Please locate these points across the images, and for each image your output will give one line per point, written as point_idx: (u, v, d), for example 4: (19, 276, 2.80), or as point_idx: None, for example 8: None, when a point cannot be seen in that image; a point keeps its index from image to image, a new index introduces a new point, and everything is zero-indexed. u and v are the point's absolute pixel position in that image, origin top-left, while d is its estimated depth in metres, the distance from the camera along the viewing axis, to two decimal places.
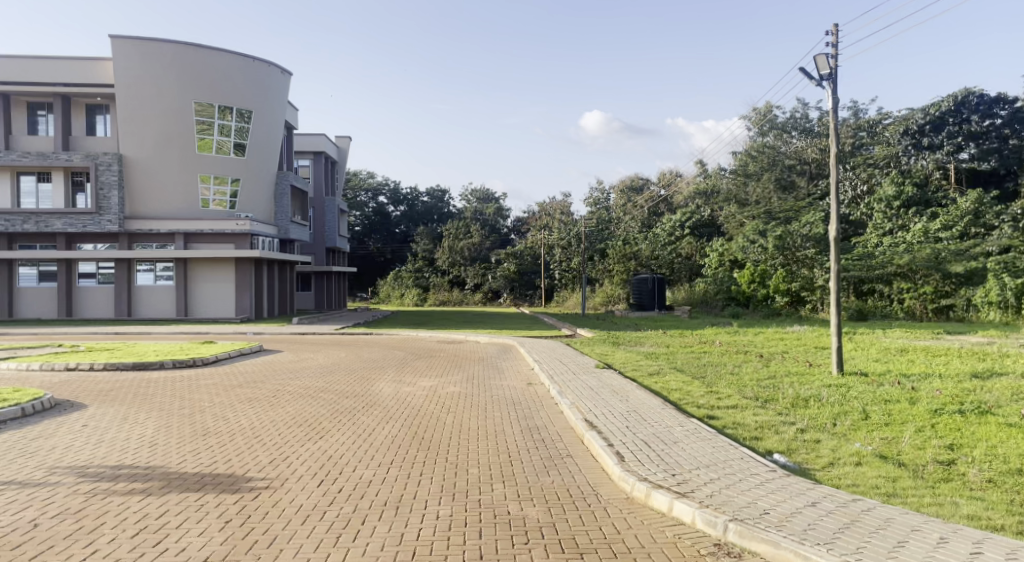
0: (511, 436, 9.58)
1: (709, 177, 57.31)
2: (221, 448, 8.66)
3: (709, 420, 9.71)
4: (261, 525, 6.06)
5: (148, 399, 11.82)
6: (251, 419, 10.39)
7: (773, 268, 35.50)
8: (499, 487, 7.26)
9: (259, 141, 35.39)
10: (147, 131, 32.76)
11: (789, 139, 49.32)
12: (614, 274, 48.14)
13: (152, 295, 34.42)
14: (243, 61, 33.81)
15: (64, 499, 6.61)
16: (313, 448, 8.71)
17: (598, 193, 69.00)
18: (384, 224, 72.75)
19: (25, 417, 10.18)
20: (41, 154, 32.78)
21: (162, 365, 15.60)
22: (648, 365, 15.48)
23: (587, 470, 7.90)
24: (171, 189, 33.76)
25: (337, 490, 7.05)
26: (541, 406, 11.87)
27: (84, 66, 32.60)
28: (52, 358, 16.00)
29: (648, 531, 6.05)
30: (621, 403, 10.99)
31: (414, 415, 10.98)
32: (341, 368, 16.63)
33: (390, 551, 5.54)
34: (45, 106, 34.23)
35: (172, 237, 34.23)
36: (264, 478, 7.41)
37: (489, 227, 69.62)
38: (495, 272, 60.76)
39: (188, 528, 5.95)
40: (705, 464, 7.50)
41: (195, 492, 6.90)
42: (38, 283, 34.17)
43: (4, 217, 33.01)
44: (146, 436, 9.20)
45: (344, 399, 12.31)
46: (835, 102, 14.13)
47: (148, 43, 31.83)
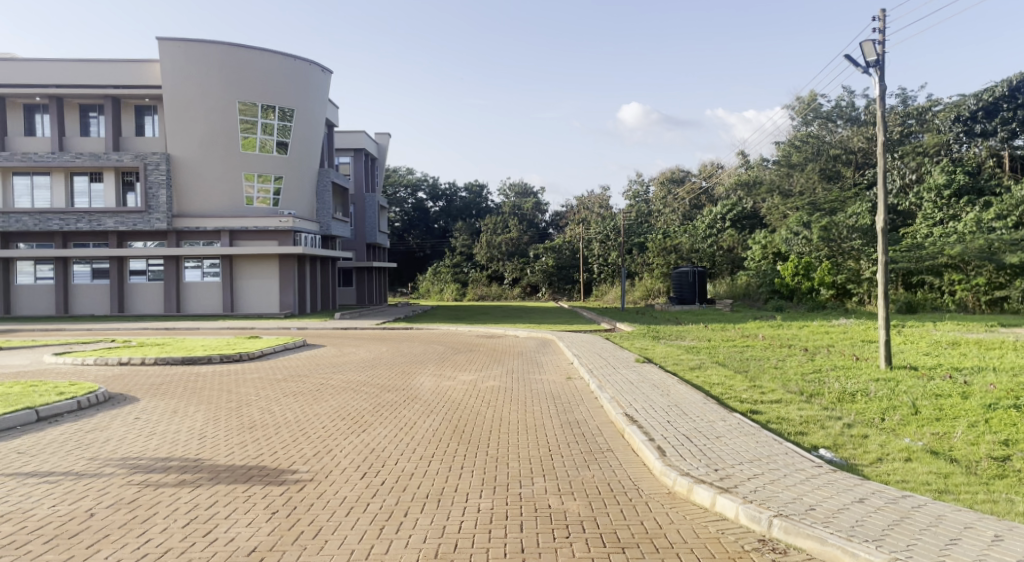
0: (551, 429, 9.63)
1: (752, 169, 56.49)
2: (267, 440, 8.86)
3: (752, 415, 9.55)
4: (307, 516, 6.19)
5: (196, 393, 12.10)
6: (295, 413, 10.58)
7: (818, 260, 34.80)
8: (540, 480, 7.31)
9: (301, 137, 36.01)
10: (193, 129, 33.55)
11: (834, 128, 48.50)
12: (654, 268, 47.44)
13: (200, 291, 35.14)
14: (284, 61, 34.43)
15: (118, 490, 6.83)
16: (356, 441, 8.85)
17: (637, 186, 68.36)
18: (423, 220, 73.46)
19: (80, 410, 10.53)
20: (93, 155, 33.72)
21: (210, 359, 15.97)
22: (689, 359, 15.31)
23: (628, 464, 7.87)
24: (216, 187, 34.55)
25: (380, 482, 7.16)
26: (581, 401, 11.84)
27: (133, 69, 33.51)
28: (106, 353, 16.48)
29: (690, 526, 6.00)
30: (661, 398, 10.86)
31: (454, 409, 11.09)
32: (383, 363, 16.77)
33: (433, 543, 5.60)
34: (96, 108, 35.12)
35: (218, 235, 34.91)
36: (309, 470, 7.56)
37: (528, 222, 70.15)
38: (534, 266, 60.93)
39: (236, 519, 6.10)
40: (748, 459, 7.39)
41: (243, 483, 7.08)
42: (92, 280, 34.96)
43: (59, 216, 33.99)
44: (194, 428, 9.45)
45: (385, 392, 12.49)
46: (882, 88, 13.76)
47: (192, 45, 32.57)
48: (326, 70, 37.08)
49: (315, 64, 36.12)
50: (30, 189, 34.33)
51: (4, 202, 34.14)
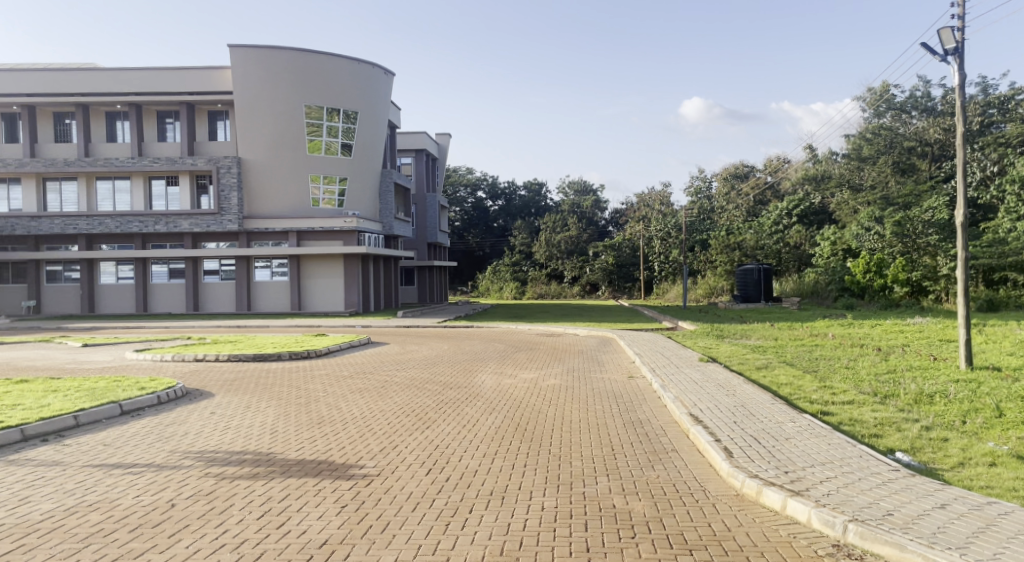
0: (614, 428, 9.56)
1: (820, 163, 54.87)
2: (335, 435, 9.09)
3: (823, 416, 9.32)
4: (375, 511, 6.31)
5: (267, 389, 12.47)
6: (361, 409, 10.83)
7: (891, 257, 33.51)
8: (603, 480, 7.26)
9: (364, 139, 36.77)
10: (262, 133, 34.64)
11: (908, 120, 46.62)
12: (718, 265, 46.67)
13: (270, 290, 36.23)
14: (347, 64, 35.15)
15: (197, 481, 7.12)
16: (420, 437, 8.99)
17: (699, 182, 67.18)
18: (482, 219, 73.95)
19: (160, 404, 11.01)
20: (170, 159, 35.10)
21: (279, 356, 16.45)
22: (756, 358, 15.02)
23: (694, 465, 7.75)
24: (284, 189, 35.59)
25: (445, 479, 7.25)
26: (644, 399, 11.74)
27: (205, 75, 34.72)
28: (182, 350, 17.12)
29: (761, 529, 5.88)
30: (727, 397, 10.68)
31: (516, 407, 11.11)
32: (444, 361, 16.95)
33: (498, 541, 5.65)
34: (172, 114, 36.54)
35: (286, 235, 35.89)
36: (375, 465, 7.72)
37: (587, 219, 69.88)
38: (593, 264, 60.60)
39: (307, 511, 6.29)
40: (820, 461, 7.20)
41: (313, 477, 7.29)
42: (168, 279, 36.38)
43: (138, 219, 35.46)
44: (266, 423, 9.78)
45: (447, 390, 12.64)
46: (961, 77, 13.17)
47: (261, 51, 33.55)
48: (389, 72, 37.71)
49: (378, 67, 36.77)
50: (112, 193, 35.99)
51: (88, 205, 35.85)
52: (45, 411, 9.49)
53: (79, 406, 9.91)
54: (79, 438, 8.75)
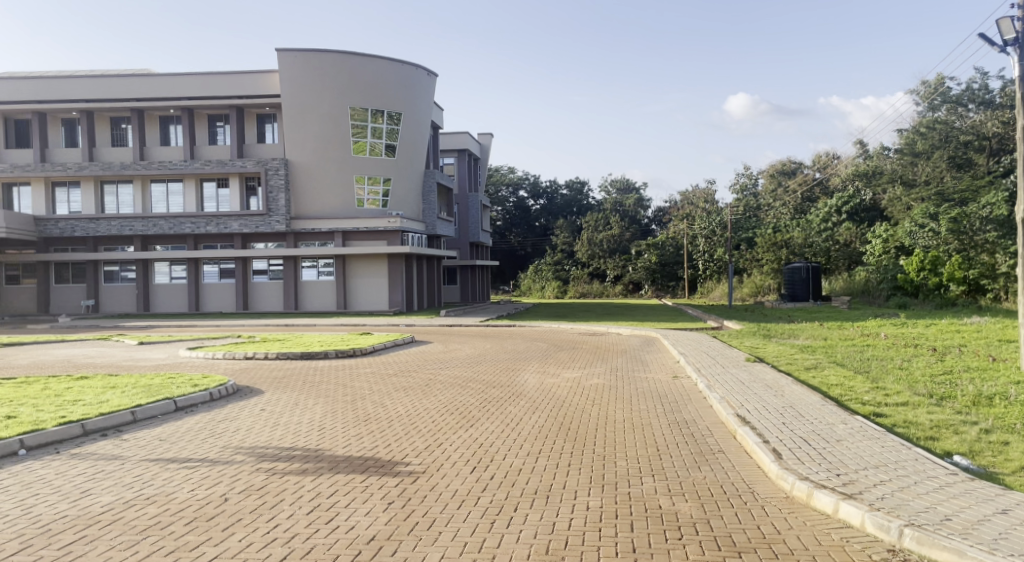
0: (659, 429, 9.47)
1: (871, 158, 53.49)
2: (381, 433, 9.20)
3: (875, 418, 9.09)
4: (420, 508, 6.38)
5: (315, 387, 12.70)
6: (406, 407, 10.95)
7: (947, 255, 32.52)
8: (649, 480, 7.20)
9: (407, 140, 37.15)
10: (308, 135, 35.25)
11: (964, 113, 45.13)
12: (764, 264, 45.93)
13: (316, 290, 36.85)
14: (391, 66, 35.53)
15: (248, 476, 7.29)
16: (464, 436, 9.04)
17: (745, 179, 66.21)
18: (524, 218, 73.99)
19: (213, 401, 11.30)
20: (220, 162, 35.97)
21: (326, 355, 16.73)
22: (805, 358, 14.71)
23: (741, 467, 7.64)
24: (329, 190, 36.16)
25: (489, 477, 7.29)
26: (689, 399, 11.61)
27: (253, 79, 35.46)
28: (233, 348, 17.54)
29: (811, 533, 5.77)
30: (775, 398, 10.49)
31: (559, 406, 11.10)
32: (487, 360, 17.03)
33: (543, 539, 5.65)
34: (222, 117, 37.44)
35: (331, 236, 36.46)
36: (421, 463, 7.80)
37: (630, 218, 69.42)
38: (636, 263, 60.20)
39: (355, 507, 6.38)
40: (874, 464, 7.02)
41: (360, 474, 7.40)
42: (219, 279, 37.28)
43: (191, 220, 36.40)
44: (314, 420, 9.95)
45: (491, 389, 12.69)
46: (1022, 69, 12.69)
47: (307, 54, 34.11)
48: (431, 73, 38.01)
49: (421, 68, 37.09)
50: (165, 195, 37.05)
51: (143, 207, 36.96)
52: (104, 407, 9.82)
53: (136, 402, 10.22)
54: (136, 433, 9.02)
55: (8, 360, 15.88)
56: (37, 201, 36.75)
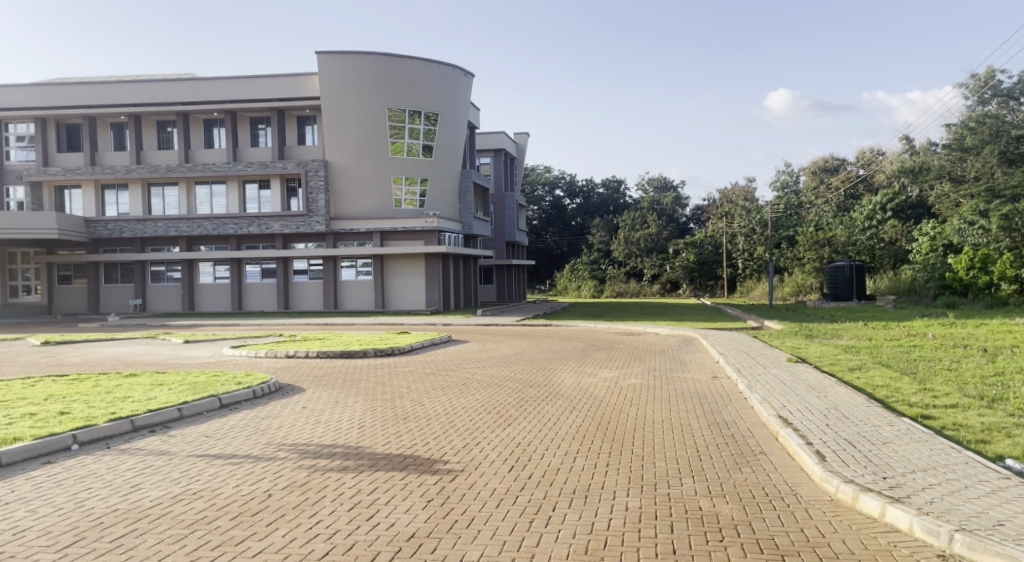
0: (699, 430, 9.36)
1: (918, 154, 52.16)
2: (420, 431, 9.27)
3: (923, 420, 8.87)
4: (460, 506, 6.41)
5: (355, 385, 12.86)
6: (444, 405, 11.02)
7: (998, 252, 31.52)
8: (689, 481, 7.13)
9: (444, 140, 37.37)
10: (347, 137, 35.70)
11: (1016, 106, 43.72)
12: (806, 262, 45.13)
13: (355, 289, 37.29)
14: (428, 67, 35.78)
15: (291, 473, 7.42)
16: (502, 435, 9.06)
17: (786, 176, 65.11)
18: (561, 217, 73.80)
19: (256, 398, 11.51)
20: (262, 164, 36.63)
21: (365, 353, 16.93)
22: (849, 359, 14.40)
23: (784, 469, 7.51)
24: (367, 191, 36.58)
25: (527, 476, 7.29)
26: (729, 400, 11.46)
27: (293, 82, 36.02)
28: (275, 347, 17.85)
29: (857, 536, 5.65)
30: (819, 399, 10.30)
31: (597, 406, 11.06)
32: (524, 359, 17.04)
33: (583, 539, 5.63)
34: (263, 120, 38.12)
35: (370, 236, 36.85)
36: (459, 461, 7.83)
37: (668, 216, 68.80)
38: (674, 262, 59.65)
39: (395, 505, 6.43)
40: (922, 468, 6.85)
41: (399, 471, 7.47)
42: (261, 279, 37.97)
43: (234, 221, 37.12)
44: (354, 418, 10.08)
45: (528, 388, 12.70)
46: None
47: (345, 56, 34.51)
48: (468, 73, 38.17)
49: (458, 69, 37.28)
50: (209, 197, 37.87)
51: (188, 209, 37.81)
52: (152, 403, 10.08)
53: (183, 399, 10.47)
54: (184, 430, 9.24)
55: (61, 357, 16.38)
56: (87, 203, 37.82)
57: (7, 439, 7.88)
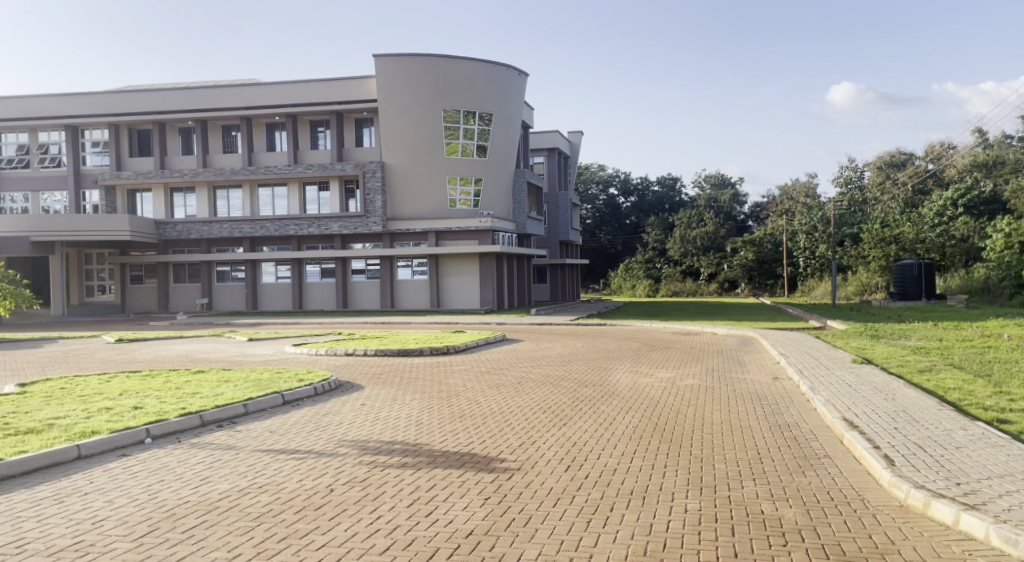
0: (759, 432, 9.16)
1: (992, 147, 49.91)
2: (476, 429, 9.33)
3: (999, 425, 8.48)
4: (517, 504, 6.43)
5: (412, 383, 13.04)
6: (500, 404, 11.06)
7: None
8: (750, 484, 6.98)
9: (499, 140, 37.53)
10: (403, 138, 36.19)
11: None
12: (871, 260, 43.71)
13: (411, 289, 37.76)
14: (483, 67, 35.98)
15: (352, 468, 7.57)
16: (558, 434, 9.03)
17: (849, 171, 63.17)
18: (615, 216, 73.25)
19: (317, 395, 11.77)
20: (322, 166, 37.45)
21: (422, 352, 17.12)
22: (917, 360, 13.87)
23: (850, 473, 7.28)
24: (423, 191, 37.02)
25: (584, 476, 7.26)
26: (791, 401, 11.18)
27: (351, 85, 36.68)
28: (335, 345, 18.21)
29: (929, 544, 5.45)
30: (886, 402, 9.96)
31: (653, 406, 10.95)
32: (580, 358, 16.97)
33: (641, 541, 5.58)
34: (322, 123, 38.91)
35: (425, 236, 37.28)
36: (515, 460, 7.86)
37: (725, 214, 67.58)
38: (732, 261, 58.57)
39: (453, 502, 6.49)
40: (999, 474, 6.55)
41: (457, 469, 7.53)
42: (321, 279, 38.79)
43: (295, 222, 38.03)
44: (411, 415, 10.21)
45: (583, 387, 12.63)
46: None
47: (402, 59, 34.96)
48: (522, 73, 38.21)
49: (512, 68, 37.39)
50: (271, 199, 38.87)
51: (251, 210, 38.86)
52: (219, 400, 10.41)
53: (248, 396, 10.79)
54: (249, 425, 9.51)
55: (133, 355, 17.03)
56: (157, 206, 39.26)
57: (85, 432, 8.25)
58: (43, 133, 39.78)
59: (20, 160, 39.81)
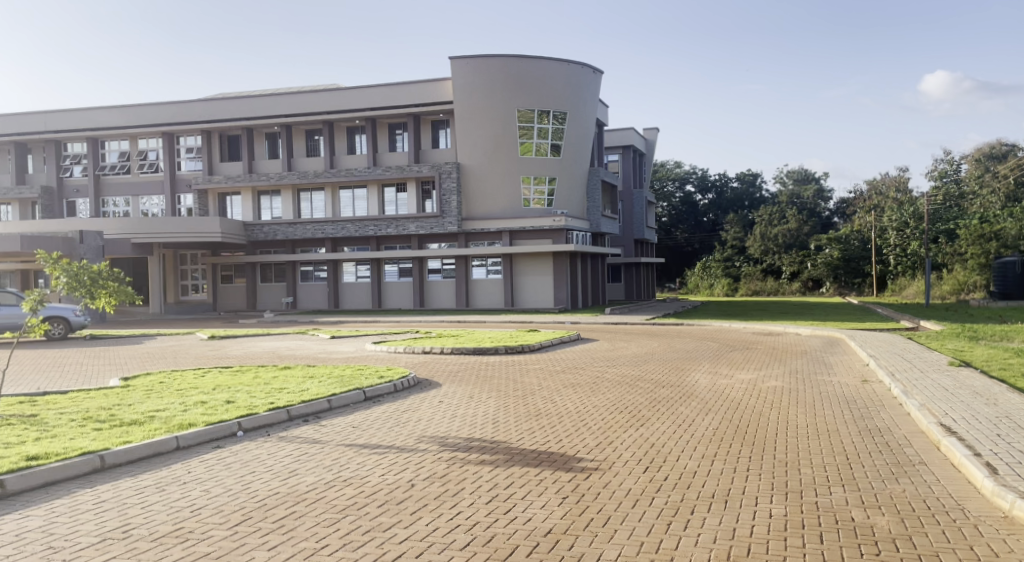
0: (848, 436, 8.80)
1: None
2: (552, 428, 9.32)
3: None
4: (595, 504, 6.39)
5: (488, 381, 13.14)
6: (576, 403, 11.01)
7: None
8: (838, 491, 6.72)
9: (573, 139, 37.43)
10: (478, 138, 36.53)
11: None
12: (969, 258, 41.41)
13: (486, 288, 38.09)
14: (557, 66, 35.95)
15: (432, 464, 7.70)
16: (635, 435, 8.92)
17: (944, 165, 60.01)
18: (692, 213, 71.97)
19: (397, 392, 12.04)
20: (399, 167, 38.23)
21: (497, 350, 17.26)
22: (1021, 363, 13.06)
23: (948, 481, 6.91)
24: (498, 191, 37.29)
25: (662, 478, 7.15)
26: (882, 405, 10.70)
27: (427, 88, 37.28)
28: (413, 343, 18.54)
29: None
30: (987, 408, 9.39)
31: (734, 408, 10.66)
32: (657, 358, 16.73)
33: (724, 545, 5.45)
34: (400, 125, 39.68)
35: (500, 235, 37.56)
36: (593, 459, 7.81)
37: (809, 210, 65.45)
38: (816, 259, 56.64)
39: (531, 500, 6.51)
40: None
41: (535, 467, 7.55)
42: (398, 278, 39.60)
43: (373, 223, 38.95)
44: (488, 413, 10.28)
45: (661, 388, 12.44)
46: None
47: (477, 60, 35.29)
48: (597, 70, 37.95)
49: (587, 67, 37.23)
50: (351, 200, 39.91)
51: (333, 211, 40.03)
52: (305, 395, 10.78)
53: (331, 391, 11.12)
54: (333, 420, 9.81)
55: (224, 351, 17.79)
56: (245, 208, 40.98)
57: (183, 425, 8.68)
58: (142, 140, 42.13)
59: (122, 166, 42.23)
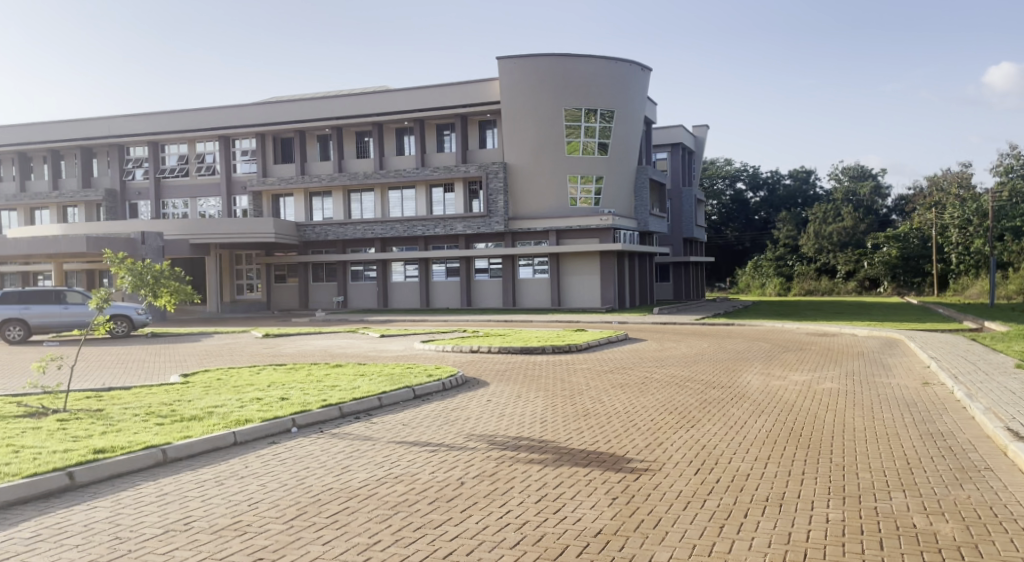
0: (908, 440, 8.52)
1: None
2: (601, 428, 9.26)
3: None
4: (645, 506, 6.32)
5: (536, 380, 13.14)
6: (624, 404, 10.92)
7: None
8: (899, 496, 6.51)
9: (621, 137, 37.17)
10: (525, 138, 36.56)
11: None
12: None
13: (533, 287, 38.07)
14: (604, 64, 35.74)
15: (481, 462, 7.73)
16: (686, 436, 8.80)
17: (1010, 159, 57.67)
18: (742, 211, 70.76)
19: (445, 390, 12.13)
20: (447, 168, 38.52)
21: (545, 349, 17.25)
22: None
23: (1016, 488, 6.63)
24: (545, 190, 37.26)
25: (714, 480, 7.03)
26: (944, 408, 10.33)
27: (475, 88, 37.48)
28: (461, 342, 18.65)
29: None
30: None
31: (788, 410, 10.42)
32: (707, 359, 16.49)
33: (779, 550, 5.33)
34: (448, 126, 39.97)
35: (546, 234, 37.54)
36: (643, 460, 7.73)
37: (865, 208, 63.70)
38: (873, 258, 55.07)
39: (580, 500, 6.48)
40: None
41: (584, 467, 7.51)
42: (446, 277, 39.88)
43: (421, 223, 39.34)
44: (536, 413, 10.27)
45: (711, 389, 12.24)
46: None
47: (523, 60, 35.33)
48: (645, 67, 37.58)
49: (634, 64, 36.92)
50: (400, 201, 40.35)
51: (383, 211, 40.55)
52: (357, 393, 10.95)
53: (382, 389, 11.27)
54: (384, 418, 9.94)
55: (277, 349, 18.17)
56: (298, 210, 41.82)
57: (240, 421, 8.90)
58: (200, 143, 43.33)
59: (181, 169, 43.50)
